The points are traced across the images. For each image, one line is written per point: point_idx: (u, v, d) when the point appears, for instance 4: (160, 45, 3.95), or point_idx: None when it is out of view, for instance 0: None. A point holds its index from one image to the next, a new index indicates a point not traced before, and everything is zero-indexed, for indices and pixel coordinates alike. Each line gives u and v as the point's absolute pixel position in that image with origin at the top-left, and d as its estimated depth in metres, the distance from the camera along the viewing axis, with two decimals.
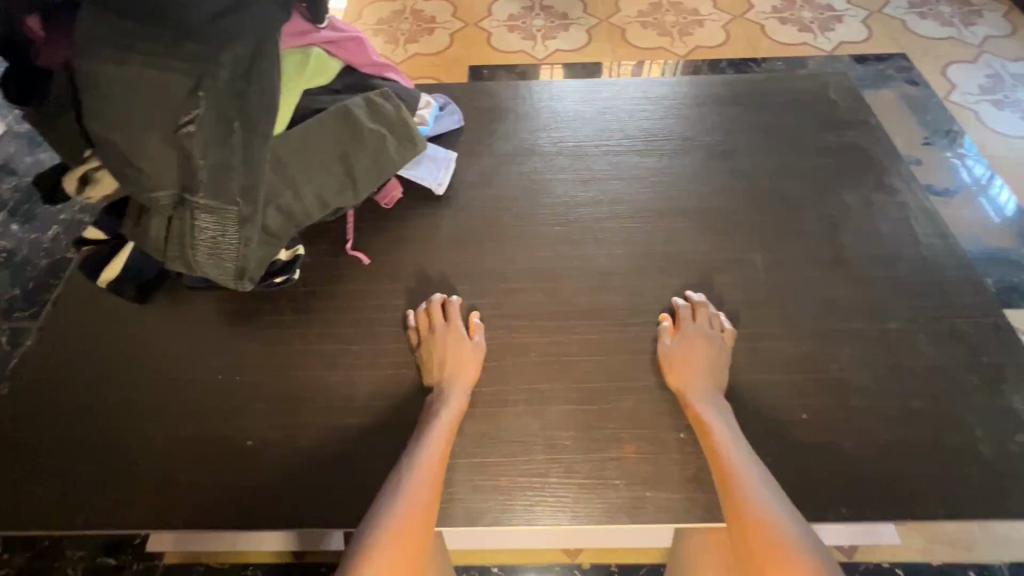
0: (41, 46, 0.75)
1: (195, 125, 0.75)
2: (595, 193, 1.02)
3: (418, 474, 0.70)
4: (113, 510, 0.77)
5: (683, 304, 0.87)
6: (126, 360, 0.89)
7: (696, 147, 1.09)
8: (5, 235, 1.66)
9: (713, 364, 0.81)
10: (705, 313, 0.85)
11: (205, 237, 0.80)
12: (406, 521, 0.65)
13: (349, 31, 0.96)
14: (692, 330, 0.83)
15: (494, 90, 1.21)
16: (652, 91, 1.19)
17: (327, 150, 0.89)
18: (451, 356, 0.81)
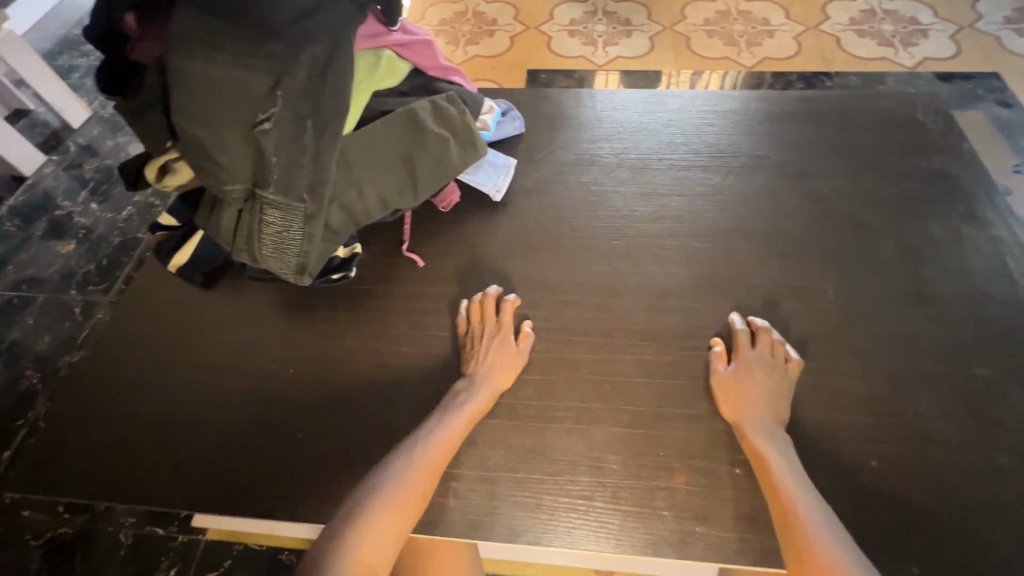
0: (137, 40, 0.79)
1: (271, 123, 0.77)
2: (656, 209, 0.99)
3: (429, 447, 0.71)
4: (168, 488, 0.81)
5: (743, 328, 0.83)
6: (189, 344, 0.93)
7: (766, 165, 1.04)
8: (86, 213, 1.78)
9: (773, 396, 0.76)
10: (768, 341, 0.81)
11: (271, 231, 0.83)
12: (410, 488, 0.67)
13: (420, 34, 0.97)
14: (753, 358, 0.79)
15: (557, 98, 1.19)
16: (722, 106, 1.15)
17: (392, 152, 0.90)
18: (492, 353, 0.80)
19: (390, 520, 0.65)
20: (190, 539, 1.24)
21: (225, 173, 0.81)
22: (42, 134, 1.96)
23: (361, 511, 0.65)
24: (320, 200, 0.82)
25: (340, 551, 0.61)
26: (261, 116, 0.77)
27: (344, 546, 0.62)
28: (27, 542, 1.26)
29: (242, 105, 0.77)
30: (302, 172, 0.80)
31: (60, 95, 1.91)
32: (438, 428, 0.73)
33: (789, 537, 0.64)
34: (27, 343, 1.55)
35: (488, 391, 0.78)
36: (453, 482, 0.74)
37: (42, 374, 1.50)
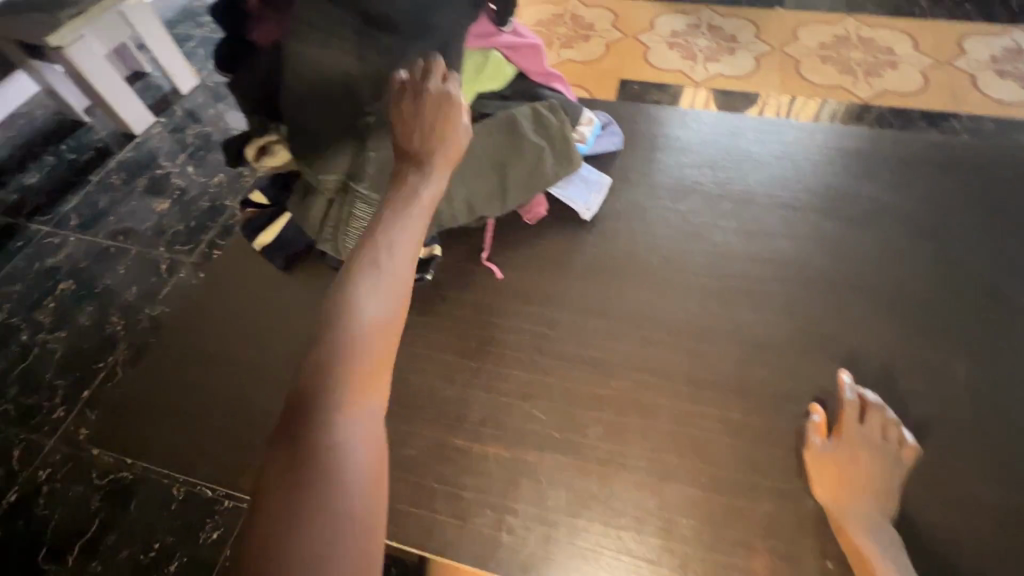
0: (257, 23, 0.79)
1: (375, 117, 0.77)
2: (759, 250, 0.90)
3: (396, 267, 0.56)
4: (230, 469, 0.82)
5: (853, 401, 0.73)
6: (262, 326, 0.94)
7: (891, 215, 0.93)
8: (182, 176, 1.88)
9: (879, 483, 0.68)
10: (879, 421, 0.71)
11: (358, 225, 0.81)
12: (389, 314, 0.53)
13: (531, 37, 0.93)
14: (860, 439, 0.70)
15: (659, 116, 1.12)
16: (846, 143, 1.03)
17: (486, 159, 0.87)
18: (435, 121, 0.67)
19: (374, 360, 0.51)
20: (236, 505, 1.28)
21: (322, 161, 0.80)
22: (154, 96, 2.08)
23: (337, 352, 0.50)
24: None
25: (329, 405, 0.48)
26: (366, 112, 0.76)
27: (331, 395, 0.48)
28: (91, 480, 1.34)
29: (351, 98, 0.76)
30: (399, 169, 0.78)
31: (174, 61, 2.02)
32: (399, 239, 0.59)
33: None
34: (116, 291, 1.65)
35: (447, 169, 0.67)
36: (508, 516, 0.69)
37: (125, 323, 1.59)
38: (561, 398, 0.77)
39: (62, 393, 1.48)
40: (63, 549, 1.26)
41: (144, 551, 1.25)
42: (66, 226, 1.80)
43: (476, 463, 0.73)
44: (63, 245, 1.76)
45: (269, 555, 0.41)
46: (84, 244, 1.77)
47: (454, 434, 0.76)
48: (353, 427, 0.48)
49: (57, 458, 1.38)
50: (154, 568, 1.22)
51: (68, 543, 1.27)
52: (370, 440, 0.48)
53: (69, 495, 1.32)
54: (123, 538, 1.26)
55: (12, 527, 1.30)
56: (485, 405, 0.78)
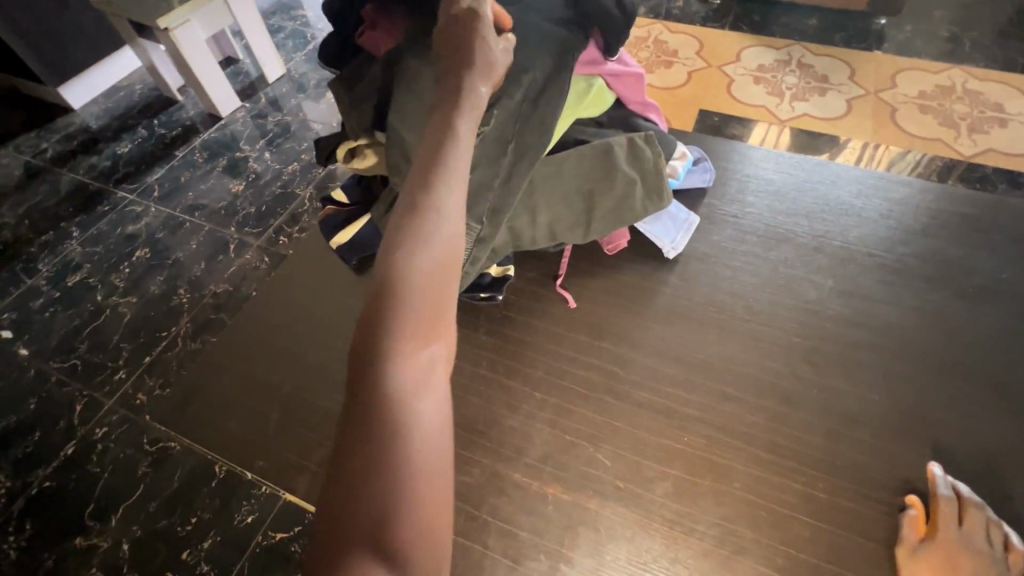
0: (367, 29, 0.82)
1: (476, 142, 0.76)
2: (855, 312, 0.84)
3: (455, 190, 0.53)
4: (285, 465, 0.83)
5: (947, 498, 0.65)
6: (328, 324, 0.94)
7: (1011, 294, 0.84)
8: (259, 160, 1.95)
9: None
10: (980, 523, 0.63)
11: None
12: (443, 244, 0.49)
13: (634, 66, 0.89)
14: (958, 542, 0.62)
15: (752, 156, 1.07)
16: (961, 207, 0.95)
17: (575, 185, 0.84)
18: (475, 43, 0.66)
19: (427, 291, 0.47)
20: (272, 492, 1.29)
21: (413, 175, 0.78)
22: (242, 82, 2.18)
23: (395, 280, 0.46)
24: (497, 225, 0.77)
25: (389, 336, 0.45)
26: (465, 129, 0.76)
27: (391, 327, 0.45)
28: (141, 444, 1.38)
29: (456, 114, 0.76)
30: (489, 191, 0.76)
31: (266, 51, 2.11)
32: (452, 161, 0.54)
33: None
34: (185, 265, 1.72)
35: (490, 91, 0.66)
36: (563, 565, 0.66)
37: (191, 296, 1.65)
38: (628, 445, 0.73)
39: (126, 355, 1.55)
40: (107, 508, 1.31)
41: (181, 524, 1.27)
42: (148, 197, 1.89)
43: (533, 501, 0.70)
44: (144, 215, 1.85)
45: (354, 463, 0.39)
46: (162, 216, 1.85)
47: (513, 466, 0.73)
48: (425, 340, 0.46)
49: (113, 418, 1.43)
50: (188, 542, 1.25)
51: (113, 502, 1.31)
52: (437, 373, 0.46)
53: (119, 456, 1.37)
54: (163, 507, 1.29)
55: (65, 479, 1.36)
56: (547, 441, 0.75)
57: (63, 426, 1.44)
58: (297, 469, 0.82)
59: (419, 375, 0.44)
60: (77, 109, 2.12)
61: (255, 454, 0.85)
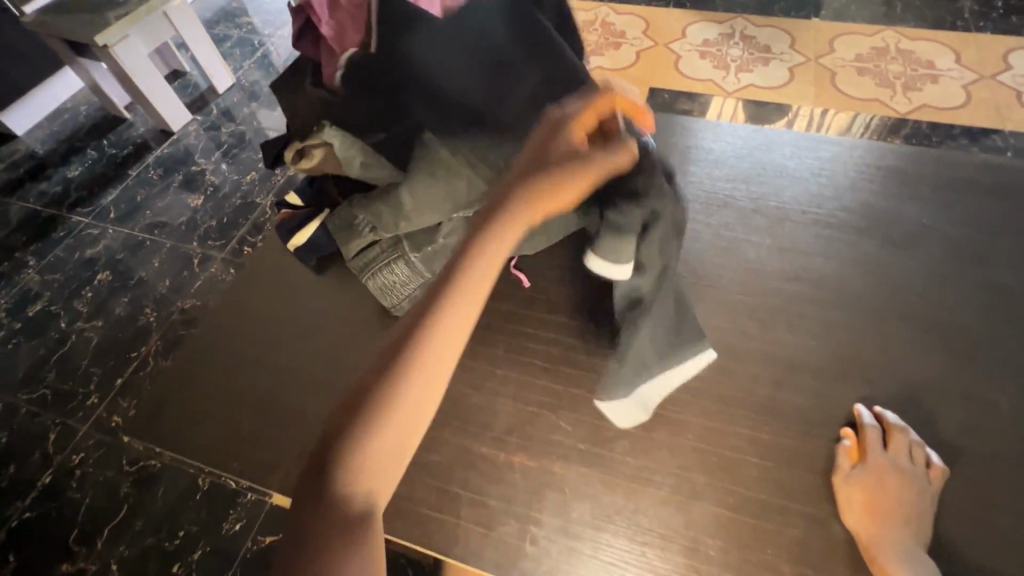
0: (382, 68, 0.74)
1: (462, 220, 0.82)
2: (792, 267, 0.89)
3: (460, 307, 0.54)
4: (262, 464, 0.85)
5: (873, 427, 0.71)
6: (295, 326, 0.96)
7: (933, 238, 0.90)
8: (216, 173, 1.93)
9: (910, 505, 0.67)
10: (899, 444, 0.70)
11: (391, 276, 0.88)
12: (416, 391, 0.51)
13: None
14: (882, 464, 0.68)
15: (693, 129, 1.11)
16: (887, 161, 1.01)
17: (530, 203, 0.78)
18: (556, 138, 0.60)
19: (392, 438, 0.51)
20: (258, 497, 1.31)
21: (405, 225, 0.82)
22: (192, 94, 2.14)
23: (375, 391, 0.51)
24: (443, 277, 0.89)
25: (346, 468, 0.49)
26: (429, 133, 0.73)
27: (356, 436, 0.50)
28: (122, 465, 1.38)
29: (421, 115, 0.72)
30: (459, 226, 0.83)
31: (214, 61, 2.07)
32: (456, 295, 0.55)
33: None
34: (150, 283, 1.71)
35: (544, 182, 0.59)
36: (532, 526, 0.69)
37: (158, 314, 1.64)
38: (588, 410, 0.77)
39: (97, 379, 1.53)
40: (92, 532, 1.31)
41: (169, 538, 1.28)
42: (104, 219, 1.86)
43: (501, 471, 0.73)
44: (102, 237, 1.82)
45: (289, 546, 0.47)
46: (121, 237, 1.82)
47: (480, 441, 0.76)
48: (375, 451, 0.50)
49: (90, 443, 1.42)
50: (178, 555, 1.26)
51: (97, 525, 1.31)
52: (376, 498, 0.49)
53: (100, 480, 1.37)
54: (150, 524, 1.30)
55: (46, 507, 1.35)
56: (512, 414, 0.78)
57: (39, 456, 1.42)
58: (274, 469, 0.84)
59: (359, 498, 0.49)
60: (21, 135, 2.06)
61: (231, 457, 0.86)
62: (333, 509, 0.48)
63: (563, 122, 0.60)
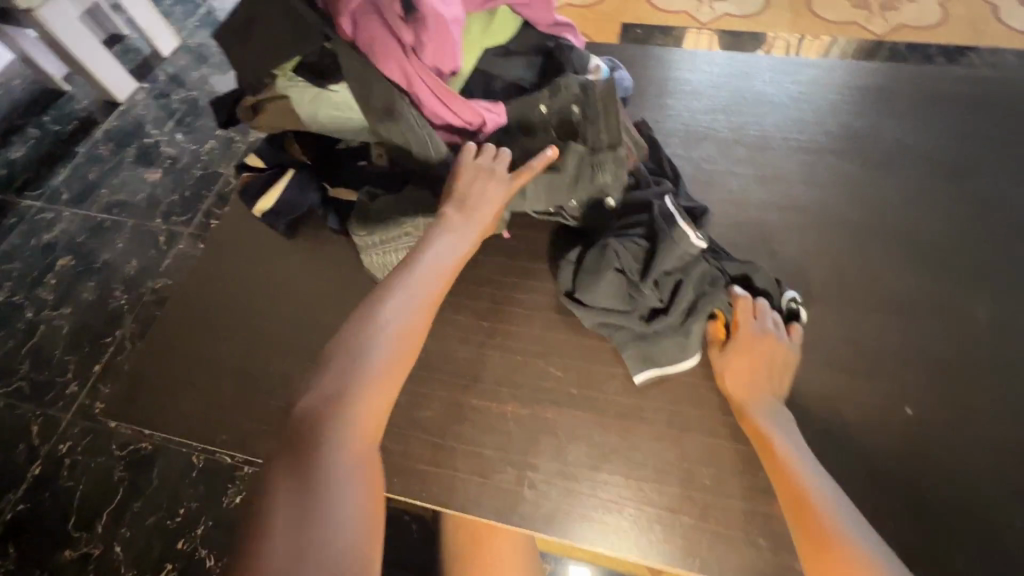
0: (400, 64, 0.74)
1: (609, 271, 0.73)
2: (774, 196, 0.87)
3: (425, 282, 0.65)
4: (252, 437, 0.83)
5: (745, 298, 0.72)
6: (270, 295, 0.93)
7: (915, 155, 0.89)
8: (173, 143, 1.82)
9: (776, 363, 0.70)
10: (771, 316, 0.72)
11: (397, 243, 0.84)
12: (395, 353, 0.59)
13: None
14: (776, 345, 0.70)
15: (671, 60, 1.06)
16: (868, 81, 0.98)
17: (629, 273, 0.73)
18: (477, 188, 0.73)
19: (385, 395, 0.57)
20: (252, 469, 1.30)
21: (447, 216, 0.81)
22: (133, 60, 1.98)
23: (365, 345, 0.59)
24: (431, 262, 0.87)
25: (347, 412, 0.54)
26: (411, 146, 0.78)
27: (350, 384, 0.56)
28: (111, 450, 1.36)
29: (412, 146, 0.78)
30: (608, 275, 0.73)
31: (153, 21, 1.90)
32: (418, 293, 0.64)
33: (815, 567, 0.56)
34: (116, 264, 1.63)
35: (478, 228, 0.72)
36: (529, 472, 0.70)
37: (129, 297, 1.58)
38: (578, 353, 0.77)
39: (74, 367, 1.49)
40: (90, 518, 1.30)
41: (169, 516, 1.28)
42: (57, 202, 1.75)
43: (494, 422, 0.73)
44: (57, 221, 1.72)
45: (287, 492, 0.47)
46: (79, 219, 1.73)
47: (470, 394, 0.75)
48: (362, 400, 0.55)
49: (76, 431, 1.39)
50: (182, 531, 1.26)
51: (96, 510, 1.30)
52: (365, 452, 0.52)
53: (91, 467, 1.35)
54: (148, 505, 1.30)
55: (40, 498, 1.33)
56: (502, 365, 0.77)
57: (24, 448, 1.39)
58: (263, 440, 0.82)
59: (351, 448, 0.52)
60: None
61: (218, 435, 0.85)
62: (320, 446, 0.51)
63: (483, 175, 0.74)
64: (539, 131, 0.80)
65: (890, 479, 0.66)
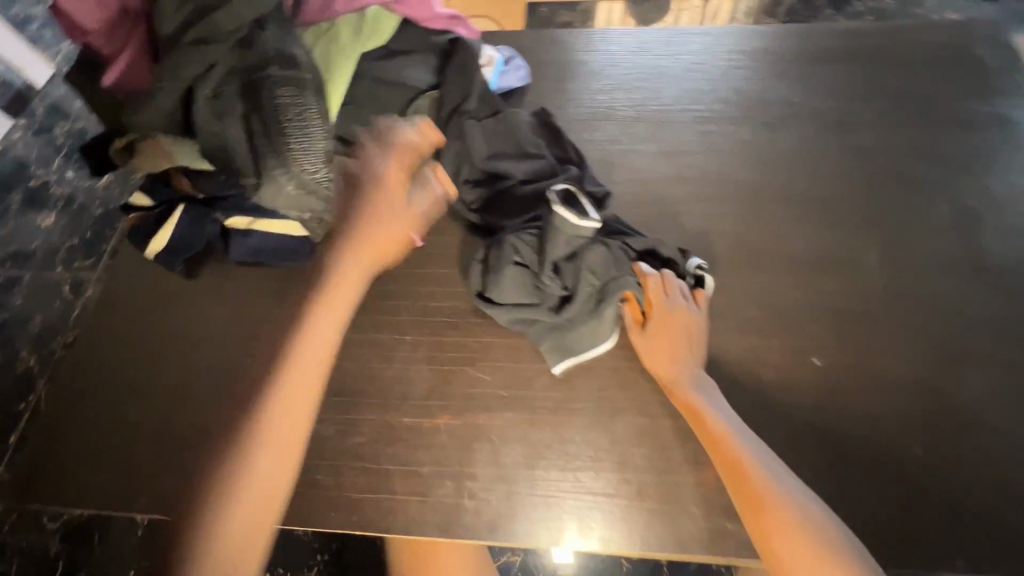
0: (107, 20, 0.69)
1: (514, 271, 0.73)
2: (677, 170, 0.89)
3: (332, 306, 0.71)
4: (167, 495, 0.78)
5: (653, 276, 0.73)
6: (180, 339, 0.87)
7: (804, 114, 0.92)
8: (65, 181, 1.36)
9: (691, 334, 0.72)
10: (679, 288, 0.74)
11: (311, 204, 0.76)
12: (265, 476, 0.61)
13: None
14: (689, 317, 0.73)
15: (567, 41, 1.06)
16: (752, 44, 1.01)
17: (532, 267, 0.73)
18: (376, 208, 0.76)
19: (271, 473, 0.62)
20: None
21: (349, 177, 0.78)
22: None
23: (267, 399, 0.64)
24: None
25: (254, 435, 0.63)
26: (306, 68, 0.71)
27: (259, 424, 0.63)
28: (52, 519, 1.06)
29: (309, 67, 0.72)
30: (512, 275, 0.73)
31: None
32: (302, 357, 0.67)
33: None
34: (18, 324, 1.23)
35: (357, 258, 0.75)
36: (468, 482, 0.69)
37: (40, 354, 1.20)
38: (504, 355, 0.76)
39: None
40: None
41: None
42: None
43: (428, 437, 0.72)
44: None
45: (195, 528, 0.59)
46: None
47: (400, 413, 0.74)
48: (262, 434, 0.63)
49: None
50: None
51: None
52: (242, 534, 0.59)
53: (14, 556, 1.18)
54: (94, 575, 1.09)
55: None
56: (428, 378, 0.75)
57: None
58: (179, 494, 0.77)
59: (246, 493, 0.60)
60: None
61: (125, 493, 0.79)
62: (216, 489, 0.60)
63: (381, 184, 0.77)
64: (451, 126, 0.84)
65: (806, 429, 0.70)
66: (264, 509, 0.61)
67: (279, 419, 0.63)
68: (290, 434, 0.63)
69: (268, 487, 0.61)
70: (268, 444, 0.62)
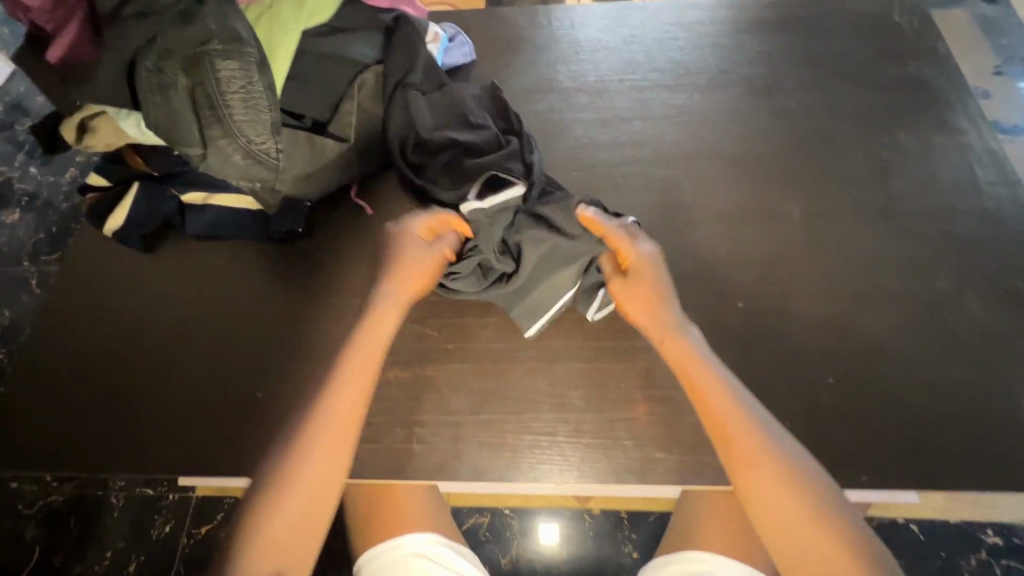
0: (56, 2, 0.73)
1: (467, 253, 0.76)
2: (616, 136, 0.94)
3: (370, 321, 0.70)
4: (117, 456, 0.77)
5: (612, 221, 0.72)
6: (134, 308, 0.87)
7: (734, 81, 0.98)
8: (27, 177, 1.36)
9: (664, 277, 0.72)
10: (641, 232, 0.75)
11: (258, 172, 0.80)
12: (305, 493, 0.60)
13: None
14: (658, 260, 0.73)
15: (513, 18, 1.10)
16: (687, 17, 1.06)
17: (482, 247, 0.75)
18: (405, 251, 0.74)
19: (322, 478, 0.61)
20: (199, 497, 1.15)
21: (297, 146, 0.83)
22: None
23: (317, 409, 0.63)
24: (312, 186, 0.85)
25: (296, 451, 0.61)
26: (248, 42, 0.74)
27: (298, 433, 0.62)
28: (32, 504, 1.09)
29: (252, 41, 0.75)
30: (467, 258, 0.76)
31: None
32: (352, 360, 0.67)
33: (764, 522, 0.57)
34: None
35: (392, 287, 0.73)
36: (417, 428, 0.74)
37: (8, 347, 1.21)
38: (451, 312, 0.80)
39: None
40: None
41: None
42: None
43: (379, 389, 0.76)
44: None
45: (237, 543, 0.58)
46: None
47: None
48: (305, 448, 0.62)
49: None
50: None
51: None
52: (287, 547, 0.58)
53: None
54: (72, 557, 1.12)
55: None
56: None
57: None
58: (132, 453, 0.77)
59: (292, 509, 0.59)
60: None
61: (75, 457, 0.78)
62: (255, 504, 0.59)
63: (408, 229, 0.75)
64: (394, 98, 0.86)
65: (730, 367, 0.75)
66: (301, 522, 0.59)
67: (322, 432, 0.62)
68: (335, 453, 0.62)
69: (313, 503, 0.60)
70: (313, 451, 0.61)
